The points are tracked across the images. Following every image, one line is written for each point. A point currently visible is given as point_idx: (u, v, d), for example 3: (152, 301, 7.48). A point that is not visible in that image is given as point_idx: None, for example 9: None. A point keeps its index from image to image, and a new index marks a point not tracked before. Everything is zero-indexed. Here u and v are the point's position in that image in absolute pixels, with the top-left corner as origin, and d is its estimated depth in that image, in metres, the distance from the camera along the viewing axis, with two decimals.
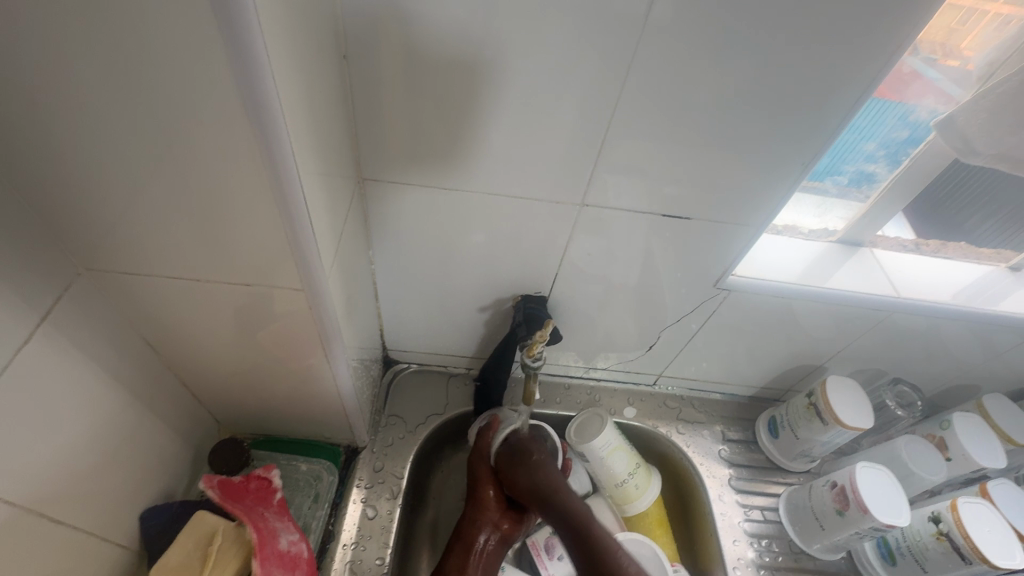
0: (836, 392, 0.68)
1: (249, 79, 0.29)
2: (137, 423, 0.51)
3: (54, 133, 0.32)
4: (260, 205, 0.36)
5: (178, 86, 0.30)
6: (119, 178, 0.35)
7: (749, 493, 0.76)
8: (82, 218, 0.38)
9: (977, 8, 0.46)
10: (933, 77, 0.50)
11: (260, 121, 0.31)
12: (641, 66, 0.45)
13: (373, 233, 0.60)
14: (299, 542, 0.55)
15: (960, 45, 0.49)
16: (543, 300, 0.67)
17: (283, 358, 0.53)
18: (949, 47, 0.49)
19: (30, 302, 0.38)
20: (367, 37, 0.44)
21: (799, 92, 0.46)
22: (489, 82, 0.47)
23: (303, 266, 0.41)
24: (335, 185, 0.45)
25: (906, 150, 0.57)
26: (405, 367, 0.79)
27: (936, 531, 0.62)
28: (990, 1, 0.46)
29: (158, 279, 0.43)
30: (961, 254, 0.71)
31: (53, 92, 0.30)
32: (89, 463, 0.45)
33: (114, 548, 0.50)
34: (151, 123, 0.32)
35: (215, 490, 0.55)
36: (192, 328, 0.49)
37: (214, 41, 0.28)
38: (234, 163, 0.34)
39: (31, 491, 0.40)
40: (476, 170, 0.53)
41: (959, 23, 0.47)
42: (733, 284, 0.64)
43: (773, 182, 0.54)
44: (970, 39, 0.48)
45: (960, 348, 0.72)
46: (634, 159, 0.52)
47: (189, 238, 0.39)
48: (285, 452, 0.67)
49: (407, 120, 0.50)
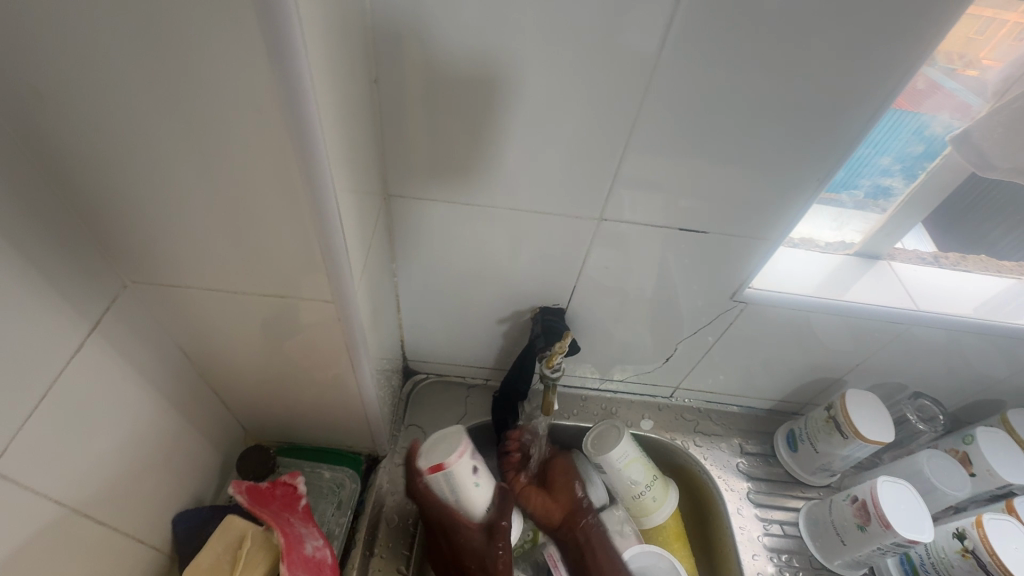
0: (855, 405, 0.68)
1: (292, 101, 0.31)
2: (173, 429, 0.53)
3: (111, 154, 0.35)
4: (297, 221, 0.38)
5: (228, 111, 0.32)
6: (168, 197, 0.37)
7: (768, 507, 0.75)
8: (133, 233, 0.40)
9: (995, 19, 0.46)
10: (954, 88, 0.51)
11: (299, 139, 0.33)
12: (658, 83, 0.46)
13: (396, 246, 0.62)
14: (324, 547, 0.56)
15: (979, 55, 0.48)
16: (560, 312, 0.68)
17: (309, 368, 0.55)
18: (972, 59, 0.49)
19: (82, 311, 0.40)
20: (395, 60, 0.46)
21: (814, 108, 0.47)
22: (511, 100, 0.49)
23: (333, 278, 0.43)
24: (364, 201, 0.47)
25: (922, 164, 0.58)
26: (424, 377, 0.81)
27: (960, 548, 0.61)
28: (1010, 11, 0.46)
29: (196, 291, 0.45)
30: (981, 267, 0.71)
31: (113, 117, 0.33)
32: (128, 466, 0.47)
33: (148, 550, 0.52)
34: (199, 144, 0.34)
35: (244, 494, 0.56)
36: (225, 337, 0.51)
37: (261, 67, 0.30)
38: (275, 182, 0.36)
39: (76, 490, 0.42)
40: (497, 185, 0.55)
41: (977, 34, 0.47)
42: (749, 297, 0.65)
43: (789, 195, 0.55)
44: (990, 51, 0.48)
45: (983, 362, 0.71)
46: (652, 174, 0.54)
47: (227, 253, 0.42)
48: (309, 459, 0.68)
49: (432, 138, 0.52)
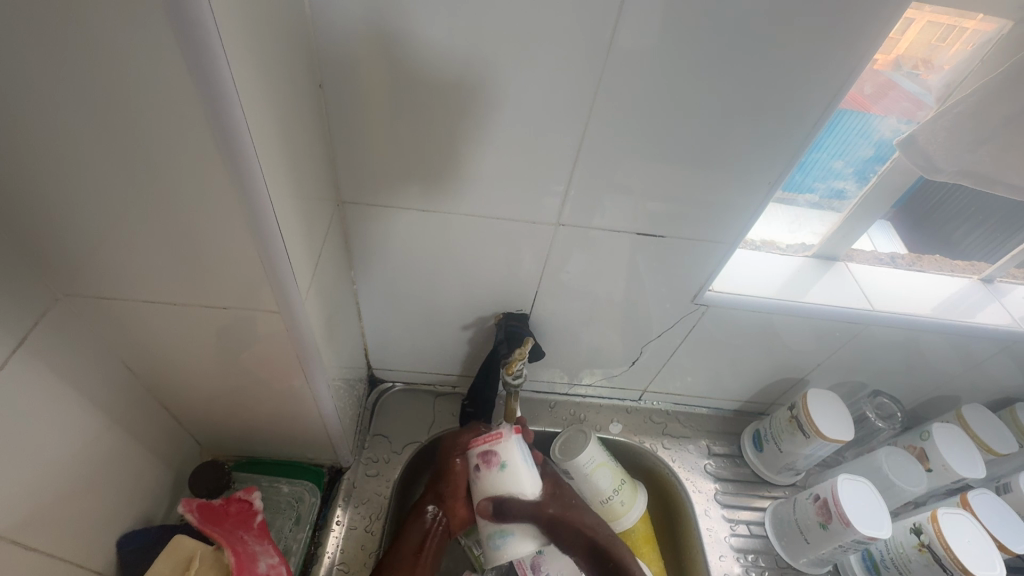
0: (816, 404, 0.69)
1: (219, 107, 0.30)
2: (116, 446, 0.51)
3: (31, 164, 0.33)
4: (235, 230, 0.37)
5: (151, 116, 0.31)
6: (94, 206, 0.36)
7: (735, 508, 0.76)
8: (61, 245, 0.38)
9: (955, 27, 0.48)
10: (910, 89, 0.52)
11: (230, 145, 0.32)
12: (608, 88, 0.47)
13: (354, 254, 0.61)
14: (279, 565, 0.54)
15: (938, 59, 0.50)
16: (524, 318, 0.68)
17: (262, 380, 0.53)
18: (931, 63, 0.50)
19: (7, 327, 0.38)
20: (342, 64, 0.46)
21: (762, 113, 0.48)
22: (462, 104, 0.48)
23: (278, 288, 0.42)
24: (312, 208, 0.45)
25: (873, 168, 0.59)
26: (390, 386, 0.79)
27: (918, 543, 0.62)
28: (968, 18, 0.47)
29: (136, 303, 0.44)
30: (934, 267, 0.73)
31: (27, 123, 0.31)
32: (66, 487, 0.45)
33: (91, 574, 0.49)
34: (125, 152, 0.33)
35: (195, 513, 0.55)
36: (171, 351, 0.49)
37: (184, 70, 0.29)
38: (208, 190, 0.35)
39: (5, 516, 0.39)
40: (453, 190, 0.55)
41: (938, 41, 0.49)
42: (710, 300, 0.65)
43: (743, 199, 0.55)
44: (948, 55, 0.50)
45: (937, 359, 0.73)
46: (608, 179, 0.54)
47: (166, 264, 0.40)
48: (266, 473, 0.67)
49: (384, 143, 0.51)
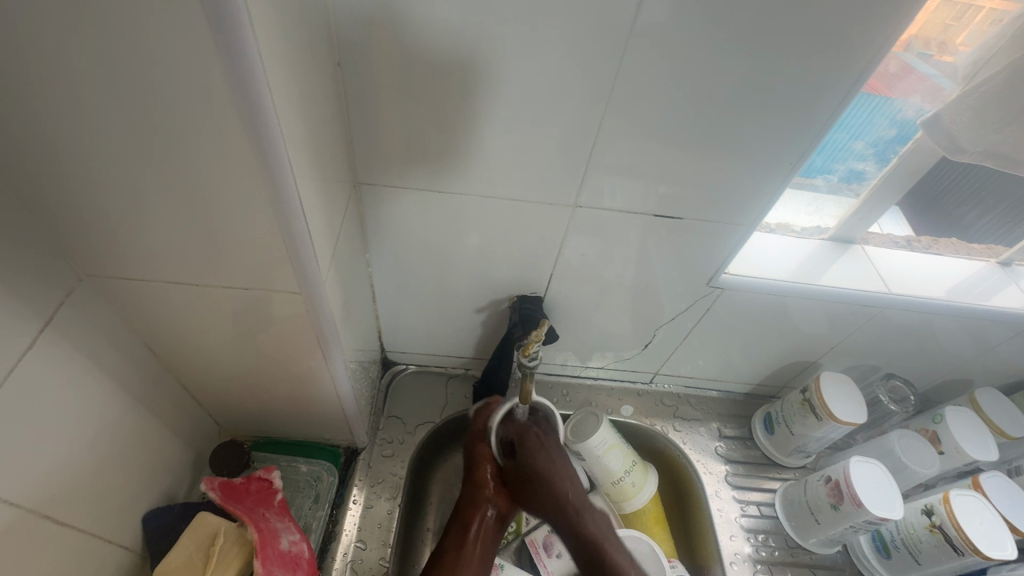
0: (829, 387, 0.69)
1: (244, 86, 0.30)
2: (139, 425, 0.52)
3: (55, 143, 0.33)
4: (258, 211, 0.37)
5: (174, 94, 0.31)
6: (119, 187, 0.36)
7: (745, 489, 0.77)
8: (85, 225, 0.38)
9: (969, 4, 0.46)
10: (926, 72, 0.51)
11: (254, 125, 0.32)
12: (630, 67, 0.46)
13: (369, 236, 0.61)
14: (300, 542, 0.55)
15: (955, 39, 0.48)
16: (538, 300, 0.68)
17: (281, 362, 0.54)
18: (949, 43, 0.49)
19: (34, 307, 0.38)
20: (360, 43, 0.45)
21: (785, 93, 0.47)
22: (480, 84, 0.47)
23: (300, 269, 0.42)
24: (331, 189, 0.45)
25: (894, 149, 0.58)
26: (403, 368, 0.80)
27: (929, 524, 0.63)
28: None
29: (158, 285, 0.44)
30: (951, 251, 0.72)
31: (52, 101, 0.31)
32: (93, 465, 0.46)
33: (118, 548, 0.51)
34: (150, 131, 0.33)
35: (216, 491, 0.56)
36: (192, 332, 0.49)
37: (210, 48, 0.29)
38: (231, 169, 0.35)
39: (37, 491, 0.40)
40: (469, 172, 0.54)
41: (952, 19, 0.48)
42: (726, 282, 0.65)
43: (762, 181, 0.55)
44: (965, 35, 0.48)
45: (951, 343, 0.73)
46: (625, 162, 0.53)
47: (188, 245, 0.40)
48: (284, 453, 0.68)
49: (401, 124, 0.51)
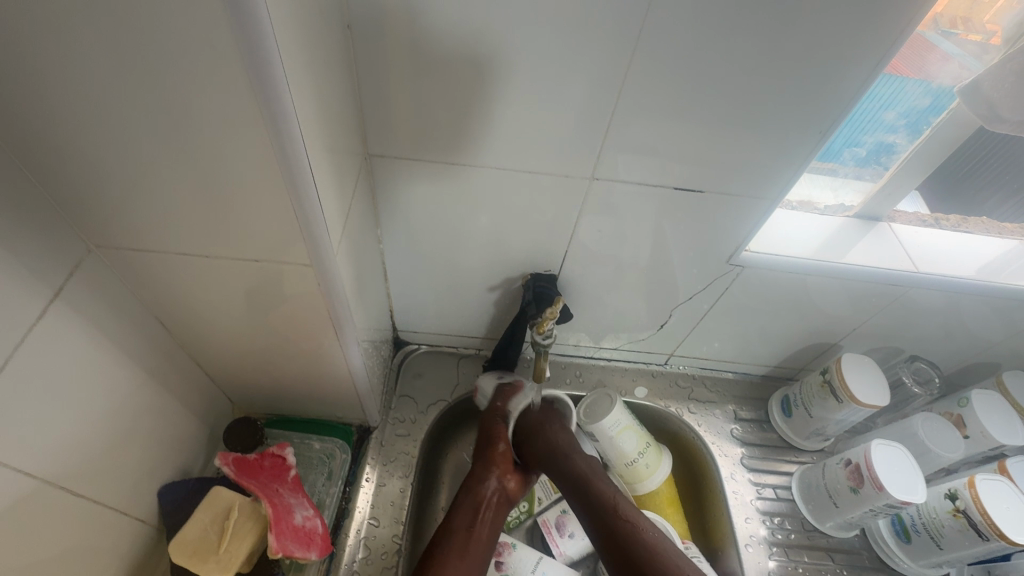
0: (851, 368, 0.67)
1: (250, 46, 0.29)
2: (152, 401, 0.51)
3: (57, 107, 0.32)
4: (266, 180, 0.36)
5: (177, 54, 0.29)
6: (124, 153, 0.35)
7: (761, 472, 0.76)
8: (91, 193, 0.38)
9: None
10: (950, 50, 0.49)
11: (262, 89, 0.31)
12: (652, 33, 0.43)
13: (380, 212, 0.60)
14: (314, 517, 0.56)
15: (983, 16, 0.47)
16: (552, 279, 0.67)
17: (293, 338, 0.53)
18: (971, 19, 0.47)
19: (42, 279, 0.38)
20: (368, 7, 0.43)
21: (816, 60, 0.45)
22: (493, 53, 0.45)
23: (311, 241, 0.41)
24: (341, 160, 0.44)
25: (928, 120, 0.55)
26: (414, 348, 0.79)
27: (952, 509, 0.61)
28: None
29: (168, 257, 0.43)
30: (982, 229, 0.69)
31: (51, 62, 0.30)
32: (107, 440, 0.46)
33: (134, 522, 0.51)
34: (154, 94, 0.31)
35: (231, 466, 0.56)
36: (202, 306, 0.49)
37: (213, 4, 0.27)
38: (239, 136, 0.33)
39: (51, 465, 0.41)
40: (481, 146, 0.52)
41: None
42: (746, 261, 0.63)
43: (788, 154, 0.52)
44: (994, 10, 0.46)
45: (980, 325, 0.70)
46: (644, 135, 0.51)
47: (195, 215, 0.39)
48: (298, 430, 0.68)
49: (411, 95, 0.49)
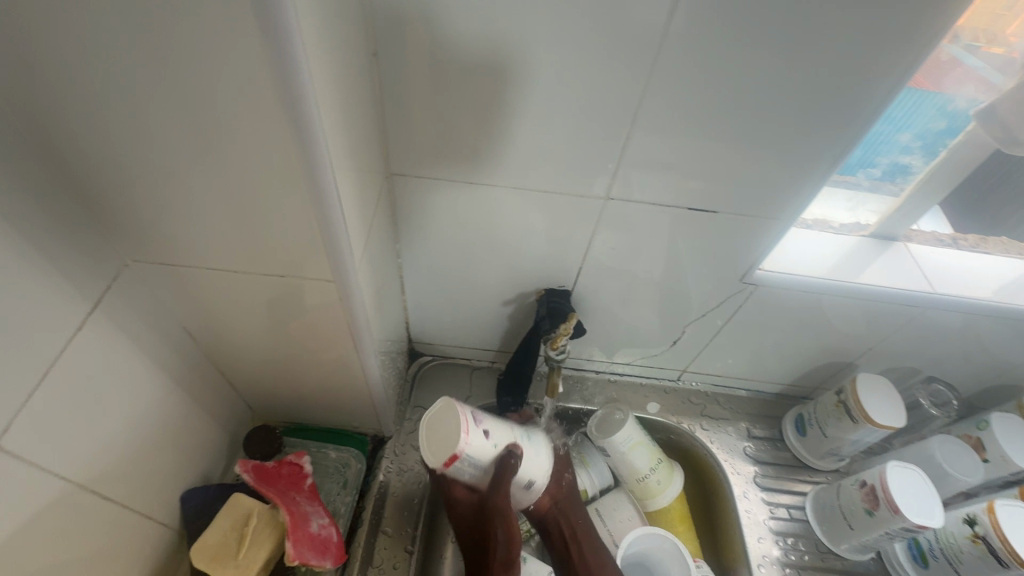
0: (866, 389, 0.67)
1: (287, 75, 0.31)
2: (178, 407, 0.53)
3: (105, 131, 0.34)
4: (294, 200, 0.38)
5: (218, 83, 0.31)
6: (162, 174, 0.37)
7: (774, 491, 0.75)
8: (131, 209, 0.40)
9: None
10: (976, 65, 0.49)
11: (296, 115, 0.33)
12: (668, 57, 0.45)
13: (399, 227, 0.61)
14: (329, 526, 0.57)
15: (1006, 30, 0.47)
16: (566, 294, 0.68)
17: (312, 349, 0.54)
18: (995, 35, 0.47)
19: (83, 290, 0.40)
20: (393, 32, 0.45)
21: (830, 84, 0.45)
22: (510, 75, 0.47)
23: (335, 257, 0.43)
24: (365, 179, 0.46)
25: (943, 141, 0.55)
26: (429, 360, 0.81)
27: (971, 534, 0.60)
28: None
29: (198, 270, 0.45)
30: (1001, 250, 0.68)
31: (103, 90, 0.32)
32: (135, 444, 0.48)
33: (157, 525, 0.52)
34: (194, 120, 0.33)
35: (250, 473, 0.57)
36: (229, 318, 0.51)
37: (254, 39, 0.29)
38: (270, 158, 0.35)
39: (84, 468, 0.42)
40: (499, 165, 0.54)
41: (1005, 9, 0.45)
42: (760, 279, 0.63)
43: (803, 174, 0.53)
44: (1016, 25, 0.47)
45: (1000, 347, 0.69)
46: (658, 155, 0.52)
47: (227, 232, 0.41)
48: (315, 439, 0.69)
49: (432, 116, 0.51)
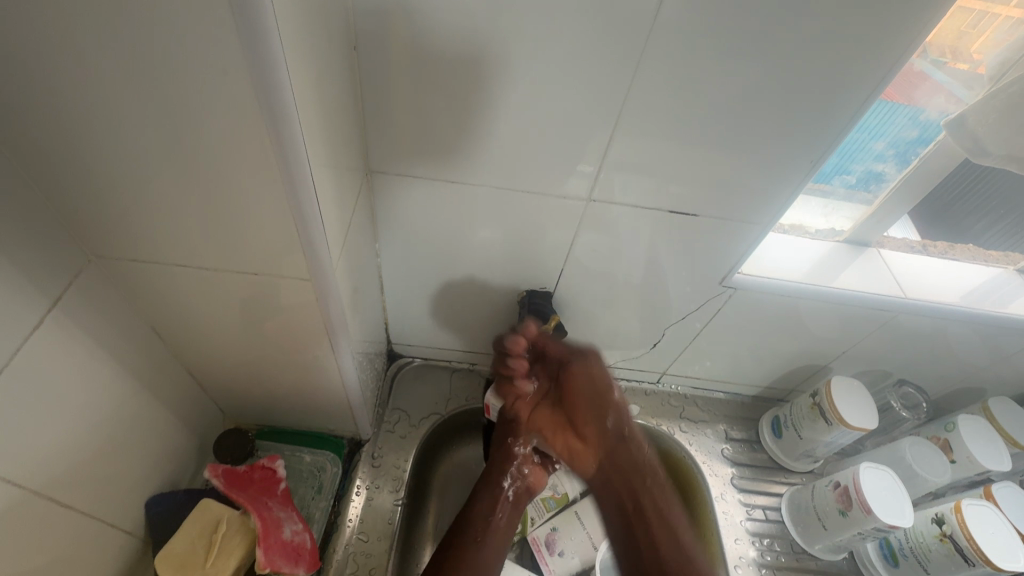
0: (840, 392, 0.68)
1: (262, 66, 0.30)
2: (144, 411, 0.51)
3: (67, 122, 0.33)
4: (269, 197, 0.37)
5: (186, 73, 0.30)
6: (129, 168, 0.35)
7: (751, 493, 0.76)
8: (94, 204, 0.38)
9: (987, 11, 0.46)
10: (942, 79, 0.50)
11: (272, 109, 0.32)
12: (650, 61, 0.45)
13: (379, 227, 0.60)
14: (302, 532, 0.56)
15: (970, 47, 0.48)
16: (547, 296, 0.67)
17: (286, 350, 0.53)
18: (959, 50, 0.49)
19: (41, 288, 0.38)
20: (375, 28, 0.44)
21: (810, 91, 0.46)
22: (492, 75, 0.47)
23: (310, 256, 0.41)
24: (344, 176, 0.45)
25: (915, 150, 0.57)
26: (408, 361, 0.79)
27: (939, 533, 0.62)
28: (999, 2, 0.46)
29: (167, 268, 0.43)
30: (968, 256, 0.70)
31: (63, 79, 0.31)
32: (97, 449, 0.46)
33: (120, 534, 0.50)
34: (163, 113, 0.32)
35: (220, 478, 0.55)
36: (199, 318, 0.49)
37: (229, 30, 0.28)
38: (242, 155, 0.34)
39: (40, 474, 0.40)
40: (480, 165, 0.53)
41: (970, 26, 0.47)
42: (738, 283, 0.64)
43: (781, 180, 0.53)
44: (981, 41, 0.48)
45: (966, 350, 0.71)
46: (639, 158, 0.52)
47: (198, 229, 0.40)
48: (289, 443, 0.67)
49: (413, 114, 0.50)
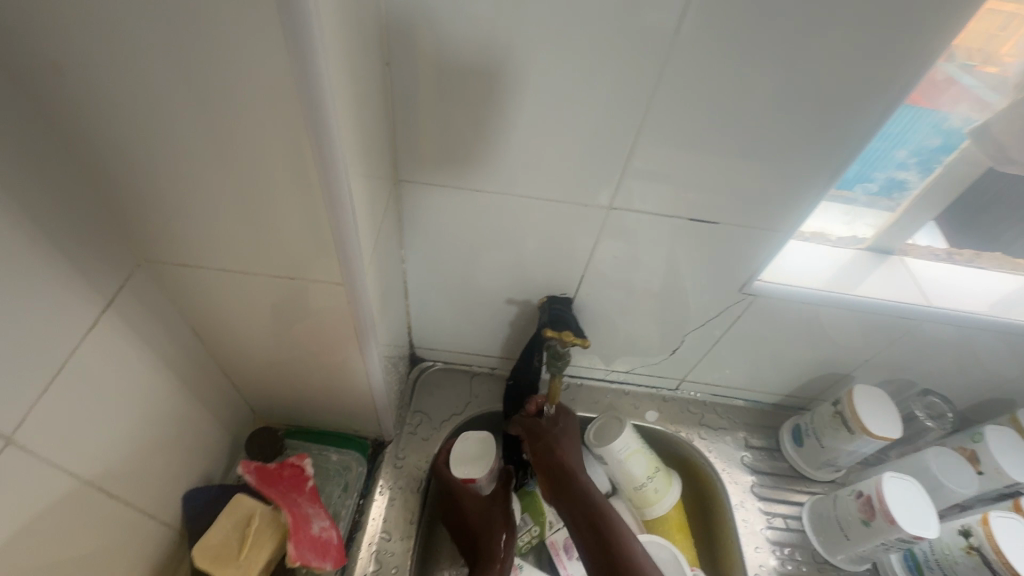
0: (862, 401, 0.68)
1: (307, 81, 0.32)
2: (183, 407, 0.54)
3: (127, 134, 0.35)
4: (307, 205, 0.39)
5: (238, 90, 0.32)
6: (179, 177, 0.38)
7: (772, 501, 0.76)
8: (145, 210, 0.40)
9: (1018, 15, 0.45)
10: (970, 84, 0.50)
11: (314, 122, 0.34)
12: (672, 71, 0.46)
13: (405, 233, 0.62)
14: (329, 529, 0.58)
15: (999, 51, 0.48)
16: (568, 302, 0.68)
17: (316, 353, 0.55)
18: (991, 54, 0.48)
19: (97, 289, 0.41)
20: (407, 42, 0.46)
21: (832, 100, 0.47)
22: (517, 86, 0.48)
23: (342, 260, 0.43)
24: (375, 184, 0.47)
25: (939, 158, 0.56)
26: (430, 365, 0.81)
27: (965, 545, 0.61)
28: None
29: (208, 271, 0.46)
30: (995, 265, 0.69)
31: (126, 95, 0.33)
32: (140, 442, 0.48)
33: (159, 525, 0.53)
34: (214, 126, 0.34)
35: (251, 474, 0.57)
36: (235, 320, 0.51)
37: (279, 49, 0.30)
38: (285, 165, 0.36)
39: (91, 464, 0.43)
40: (504, 173, 0.55)
41: (998, 30, 0.46)
42: (758, 290, 0.64)
43: (803, 187, 0.54)
44: (1009, 46, 0.48)
45: (994, 360, 0.70)
46: (660, 167, 0.53)
47: (239, 235, 0.42)
48: (316, 442, 0.70)
49: (441, 124, 0.52)
